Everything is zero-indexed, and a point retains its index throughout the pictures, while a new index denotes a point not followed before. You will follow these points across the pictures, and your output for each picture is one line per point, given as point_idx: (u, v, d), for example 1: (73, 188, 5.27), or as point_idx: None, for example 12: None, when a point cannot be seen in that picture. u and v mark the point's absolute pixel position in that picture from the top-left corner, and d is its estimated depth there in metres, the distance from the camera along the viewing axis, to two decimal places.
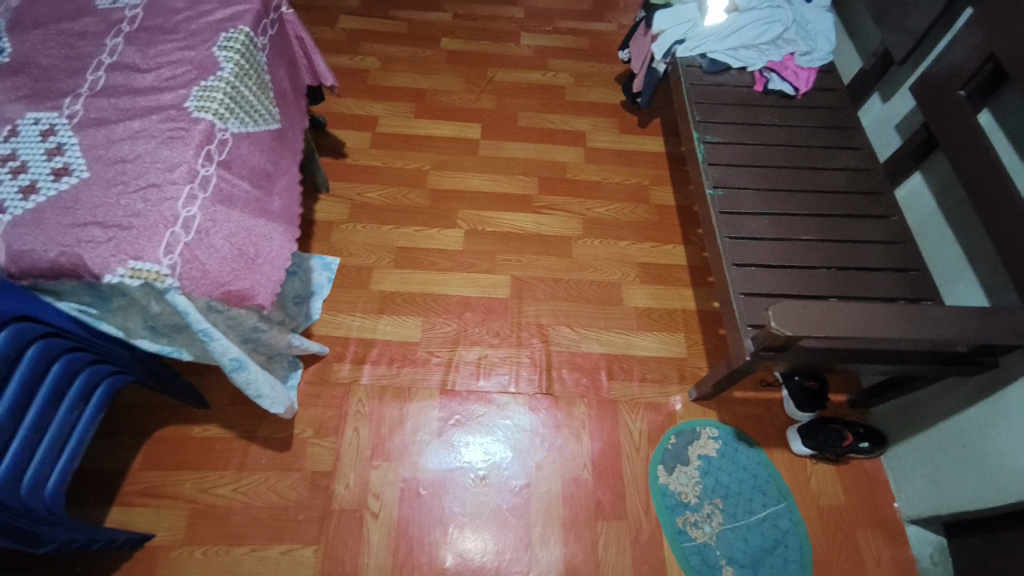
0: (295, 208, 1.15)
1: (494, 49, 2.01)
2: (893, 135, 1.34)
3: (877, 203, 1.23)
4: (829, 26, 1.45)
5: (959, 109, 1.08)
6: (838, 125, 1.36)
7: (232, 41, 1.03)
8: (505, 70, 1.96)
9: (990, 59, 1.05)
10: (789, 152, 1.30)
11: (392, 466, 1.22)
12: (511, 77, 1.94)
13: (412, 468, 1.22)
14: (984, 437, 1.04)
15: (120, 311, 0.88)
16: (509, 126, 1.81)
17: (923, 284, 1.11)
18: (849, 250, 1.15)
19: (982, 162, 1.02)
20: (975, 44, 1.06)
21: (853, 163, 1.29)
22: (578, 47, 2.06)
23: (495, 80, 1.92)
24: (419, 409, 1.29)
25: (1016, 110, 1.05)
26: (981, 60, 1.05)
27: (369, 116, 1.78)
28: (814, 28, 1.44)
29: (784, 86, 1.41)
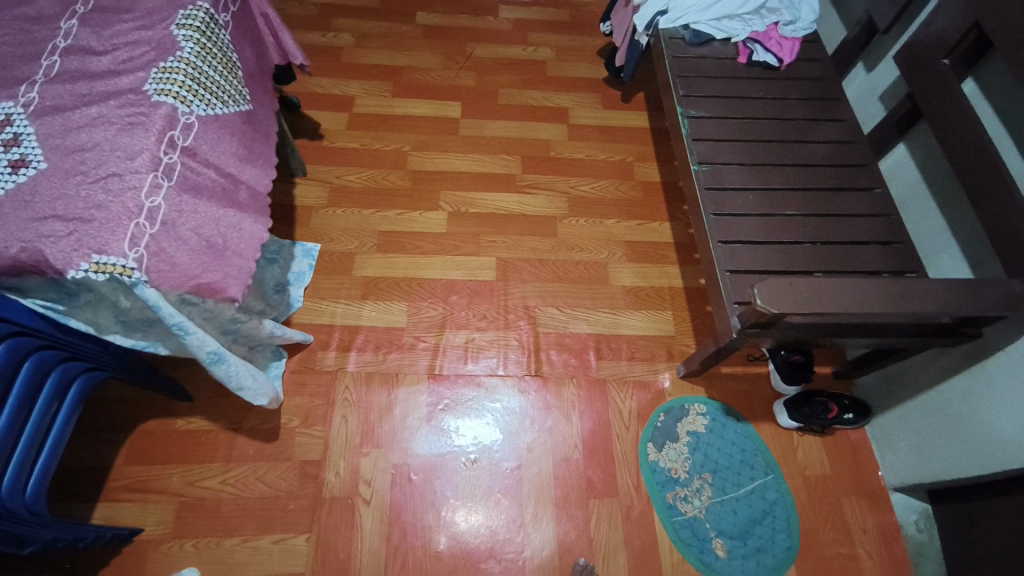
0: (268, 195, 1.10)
1: (473, 24, 1.95)
2: (877, 106, 1.33)
3: (861, 174, 1.22)
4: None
5: (942, 80, 1.07)
6: (822, 96, 1.34)
7: (190, 20, 0.98)
8: (485, 45, 1.90)
9: (975, 28, 1.03)
10: (774, 124, 1.28)
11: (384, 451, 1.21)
12: (492, 53, 1.88)
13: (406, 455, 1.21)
14: (967, 405, 1.05)
15: (90, 307, 0.85)
16: (490, 103, 1.76)
17: (906, 256, 1.12)
18: (834, 223, 1.15)
19: (967, 131, 1.02)
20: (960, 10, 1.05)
21: (838, 135, 1.28)
22: (559, 20, 2.00)
23: (474, 56, 1.87)
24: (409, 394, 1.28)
25: (1000, 77, 1.04)
26: (965, 28, 1.04)
27: (346, 96, 1.72)
28: None
29: (768, 57, 1.37)
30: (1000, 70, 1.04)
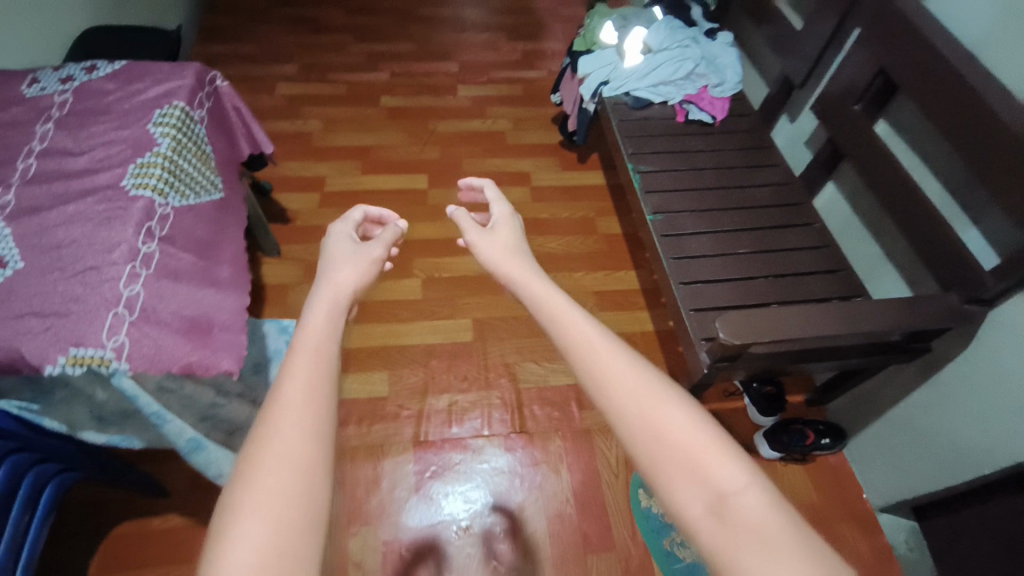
0: (245, 272, 1.13)
1: (434, 103, 2.09)
2: (804, 151, 1.48)
3: (800, 212, 1.33)
4: (737, 60, 1.59)
5: (856, 123, 1.21)
6: (755, 146, 1.48)
7: (167, 117, 1.03)
8: (446, 121, 2.03)
9: (879, 76, 1.17)
10: (716, 173, 1.40)
11: (325, 264, 0.74)
12: (453, 127, 2.01)
13: (359, 272, 0.72)
14: (931, 418, 1.10)
15: (64, 404, 0.82)
16: (455, 173, 1.86)
17: (851, 282, 1.20)
18: (782, 257, 1.24)
19: (885, 167, 1.14)
20: (862, 63, 1.18)
21: (775, 178, 1.40)
22: (513, 94, 2.17)
23: (437, 132, 1.99)
24: (365, 212, 0.87)
25: (906, 115, 1.16)
26: (872, 75, 1.17)
27: (316, 176, 1.79)
28: (721, 63, 1.57)
29: (703, 115, 1.52)
30: (904, 108, 1.16)
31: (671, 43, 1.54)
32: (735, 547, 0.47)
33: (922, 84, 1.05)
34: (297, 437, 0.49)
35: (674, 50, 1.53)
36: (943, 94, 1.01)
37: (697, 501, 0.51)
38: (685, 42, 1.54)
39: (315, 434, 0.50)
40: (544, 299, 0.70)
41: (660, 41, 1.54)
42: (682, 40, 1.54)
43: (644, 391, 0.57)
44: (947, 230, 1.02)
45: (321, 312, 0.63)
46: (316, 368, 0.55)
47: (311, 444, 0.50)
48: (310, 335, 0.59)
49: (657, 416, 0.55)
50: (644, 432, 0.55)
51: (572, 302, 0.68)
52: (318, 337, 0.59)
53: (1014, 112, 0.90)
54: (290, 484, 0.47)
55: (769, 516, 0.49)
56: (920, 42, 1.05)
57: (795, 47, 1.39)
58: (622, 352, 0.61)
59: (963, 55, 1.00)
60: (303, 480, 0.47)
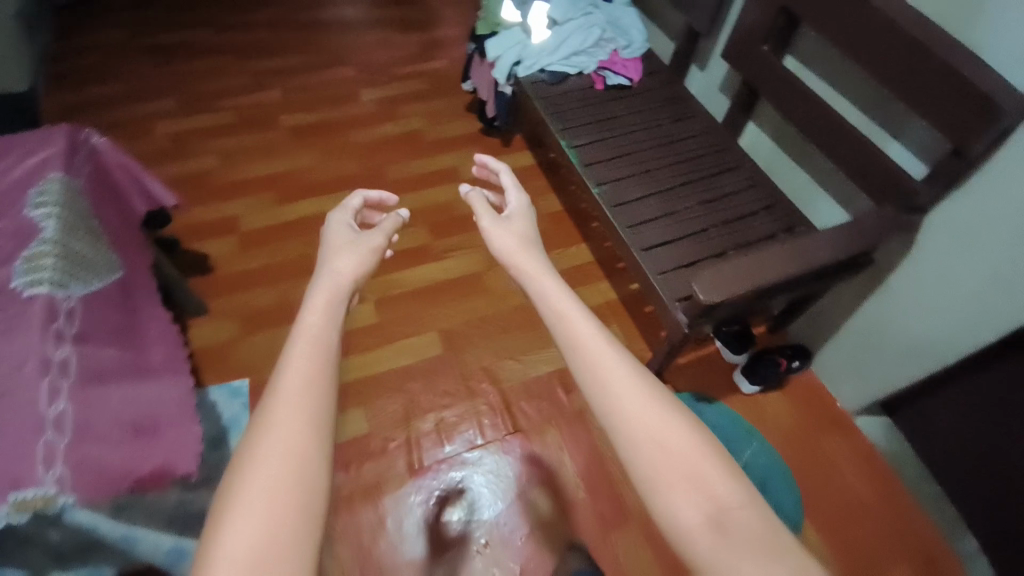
0: (179, 350, 1.01)
1: (339, 113, 1.96)
2: (721, 97, 1.52)
3: (730, 156, 1.37)
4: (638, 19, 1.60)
5: (766, 63, 1.24)
6: (674, 100, 1.50)
7: (44, 194, 0.89)
8: (357, 130, 1.92)
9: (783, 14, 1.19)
10: (646, 134, 1.41)
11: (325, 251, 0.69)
12: (365, 136, 1.90)
13: (360, 262, 0.68)
14: (884, 321, 1.18)
15: (18, 553, 0.69)
16: (381, 184, 1.76)
17: (791, 214, 1.26)
18: (725, 204, 1.27)
19: (801, 100, 1.19)
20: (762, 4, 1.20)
21: (699, 128, 1.43)
22: (420, 89, 2.07)
23: (350, 143, 1.87)
24: (364, 198, 0.79)
25: (812, 45, 1.21)
26: (775, 14, 1.19)
27: (229, 217, 1.64)
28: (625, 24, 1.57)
29: (620, 79, 1.52)
30: (811, 38, 1.21)
31: (573, 12, 1.52)
32: (732, 561, 0.47)
33: (824, 15, 1.09)
34: (292, 447, 0.46)
35: (577, 19, 1.51)
36: (848, 20, 1.05)
37: (697, 513, 0.50)
38: (586, 9, 1.53)
39: (309, 440, 0.47)
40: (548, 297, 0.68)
41: (562, 11, 1.51)
42: (583, 7, 1.53)
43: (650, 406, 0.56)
44: (871, 147, 1.08)
45: (322, 304, 0.60)
46: (317, 361, 0.52)
47: (307, 456, 0.46)
48: (313, 324, 0.57)
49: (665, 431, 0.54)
50: (646, 441, 0.54)
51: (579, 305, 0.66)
52: (317, 327, 0.56)
53: (915, 25, 0.96)
54: (286, 490, 0.44)
55: (767, 533, 0.49)
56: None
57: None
58: (626, 359, 0.59)
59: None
60: (296, 479, 0.45)
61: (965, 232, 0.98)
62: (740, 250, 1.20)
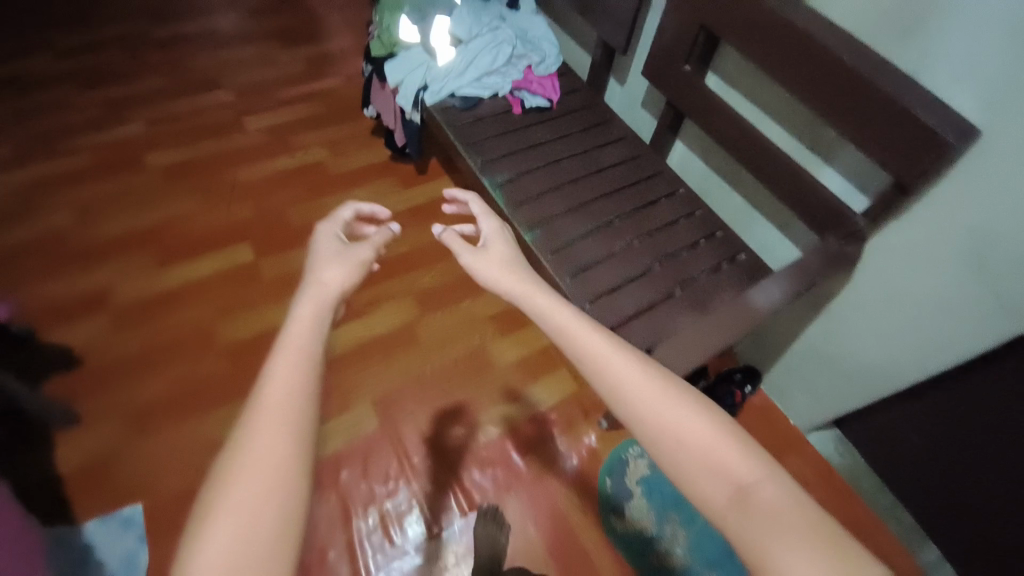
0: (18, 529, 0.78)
1: (222, 147, 1.70)
2: (644, 114, 1.46)
3: (661, 182, 1.31)
4: (547, 33, 1.49)
5: (691, 84, 1.17)
6: (597, 121, 1.41)
7: None
8: (246, 168, 1.67)
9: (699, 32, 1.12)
10: (574, 162, 1.31)
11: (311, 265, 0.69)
12: (257, 173, 1.66)
13: (345, 271, 0.68)
14: (831, 345, 1.18)
15: None
16: (283, 231, 1.55)
17: (731, 241, 1.22)
18: (665, 237, 1.21)
19: (731, 124, 1.14)
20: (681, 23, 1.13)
21: (626, 153, 1.35)
22: (316, 113, 1.85)
23: (239, 183, 1.63)
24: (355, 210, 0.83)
25: (735, 64, 1.15)
26: (695, 32, 1.11)
27: (92, 290, 1.35)
28: (535, 36, 1.47)
29: (539, 100, 1.41)
30: (732, 56, 1.15)
31: (480, 27, 1.37)
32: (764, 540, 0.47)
33: (752, 33, 1.01)
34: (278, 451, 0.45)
35: (486, 35, 1.36)
36: (772, 42, 0.99)
37: (722, 496, 0.51)
38: (493, 25, 1.39)
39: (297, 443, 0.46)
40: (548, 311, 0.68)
41: (468, 27, 1.36)
42: (490, 23, 1.38)
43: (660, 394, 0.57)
44: (806, 174, 1.04)
45: (307, 317, 0.58)
46: (297, 372, 0.51)
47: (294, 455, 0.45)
48: (296, 333, 0.55)
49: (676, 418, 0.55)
50: (663, 436, 0.55)
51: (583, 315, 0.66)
52: (303, 339, 0.54)
53: (846, 48, 0.92)
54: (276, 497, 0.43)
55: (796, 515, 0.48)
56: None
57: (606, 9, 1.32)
58: (634, 355, 0.61)
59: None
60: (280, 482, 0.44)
61: (905, 260, 0.98)
62: (687, 288, 1.14)
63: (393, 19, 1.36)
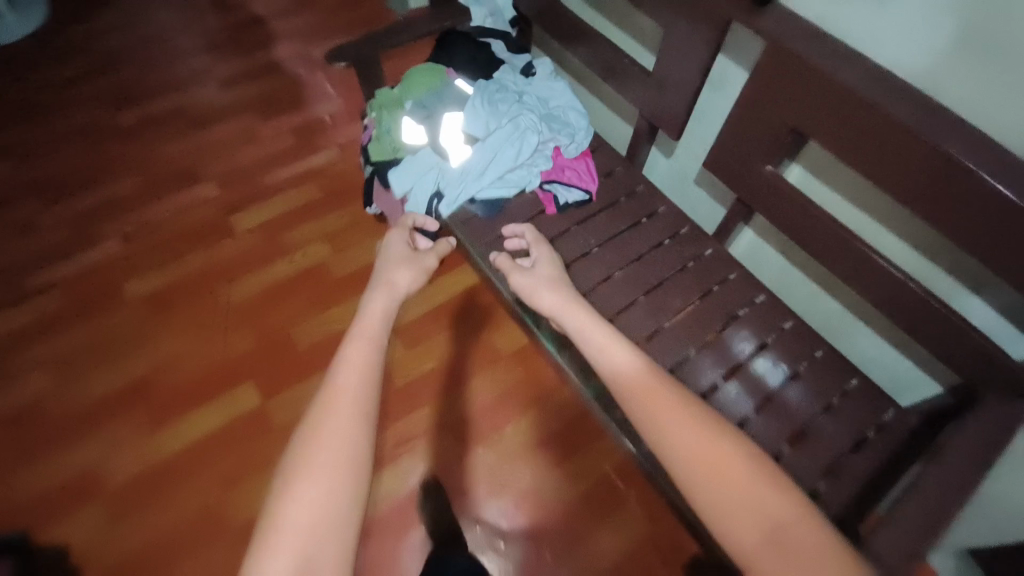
0: None
1: (211, 259, 1.51)
2: (697, 191, 1.24)
3: (737, 289, 1.09)
4: (570, 106, 1.27)
5: (774, 188, 0.97)
6: (646, 213, 1.19)
7: None
8: (240, 280, 1.48)
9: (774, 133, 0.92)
10: (632, 279, 1.10)
11: (385, 265, 0.91)
12: (253, 285, 1.47)
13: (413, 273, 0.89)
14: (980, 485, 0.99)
15: None
16: (292, 358, 1.37)
17: (838, 364, 1.01)
18: (754, 373, 1.00)
19: (827, 233, 0.94)
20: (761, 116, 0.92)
21: (687, 253, 1.13)
22: (312, 198, 1.64)
23: (234, 303, 1.44)
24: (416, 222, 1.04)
25: (830, 165, 0.95)
26: (783, 134, 0.91)
27: (84, 471, 1.21)
28: (556, 106, 1.27)
29: (575, 193, 1.18)
30: (817, 152, 0.95)
31: (492, 118, 1.15)
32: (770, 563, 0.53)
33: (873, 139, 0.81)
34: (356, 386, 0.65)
35: (501, 125, 1.13)
36: (894, 152, 0.80)
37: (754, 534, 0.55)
38: (509, 109, 1.16)
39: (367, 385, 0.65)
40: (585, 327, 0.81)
41: (479, 120, 1.14)
42: (505, 108, 1.16)
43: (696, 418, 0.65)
44: (932, 299, 0.87)
45: (379, 308, 0.78)
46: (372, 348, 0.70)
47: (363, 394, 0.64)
48: (372, 314, 0.76)
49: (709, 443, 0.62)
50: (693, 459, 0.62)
51: (617, 332, 0.77)
52: (375, 320, 0.75)
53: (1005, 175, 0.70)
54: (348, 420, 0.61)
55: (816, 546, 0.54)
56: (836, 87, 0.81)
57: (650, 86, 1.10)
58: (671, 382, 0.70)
59: (902, 97, 0.79)
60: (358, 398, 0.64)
61: None
62: (797, 445, 0.94)
63: (393, 120, 1.16)
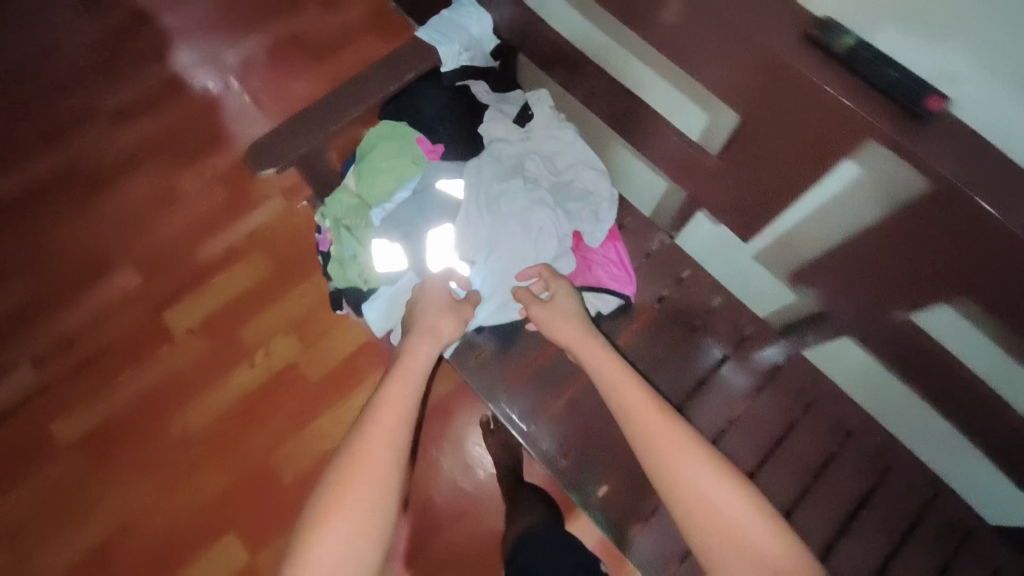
0: None
1: (150, 375, 1.23)
2: (750, 262, 0.96)
3: (826, 421, 0.90)
4: (586, 168, 0.97)
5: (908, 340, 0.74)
6: (701, 319, 0.95)
7: None
8: (193, 399, 1.20)
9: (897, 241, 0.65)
10: (696, 417, 0.90)
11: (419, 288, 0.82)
12: (210, 405, 1.19)
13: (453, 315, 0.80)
14: None
15: None
16: (277, 497, 1.13)
17: (951, 509, 0.86)
18: (859, 533, 0.84)
19: (941, 372, 0.75)
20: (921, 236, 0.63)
21: (759, 373, 0.92)
22: (263, 275, 1.33)
23: (189, 431, 1.17)
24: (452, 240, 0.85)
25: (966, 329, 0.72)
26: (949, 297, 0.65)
27: None
28: (568, 164, 0.97)
29: (611, 299, 0.92)
30: (952, 317, 0.72)
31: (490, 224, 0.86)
32: None
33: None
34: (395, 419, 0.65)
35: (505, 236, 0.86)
36: None
37: None
38: (512, 207, 0.87)
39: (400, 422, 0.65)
40: (605, 365, 0.73)
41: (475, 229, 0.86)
42: (506, 208, 0.87)
43: (732, 498, 0.58)
44: None
45: (415, 344, 0.75)
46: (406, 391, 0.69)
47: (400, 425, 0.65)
48: (413, 359, 0.73)
49: (737, 523, 0.56)
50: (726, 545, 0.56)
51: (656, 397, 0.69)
52: (413, 363, 0.73)
53: None
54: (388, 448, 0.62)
55: None
56: (1002, 238, 0.55)
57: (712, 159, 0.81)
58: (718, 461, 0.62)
59: None
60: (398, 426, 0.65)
61: None
62: None
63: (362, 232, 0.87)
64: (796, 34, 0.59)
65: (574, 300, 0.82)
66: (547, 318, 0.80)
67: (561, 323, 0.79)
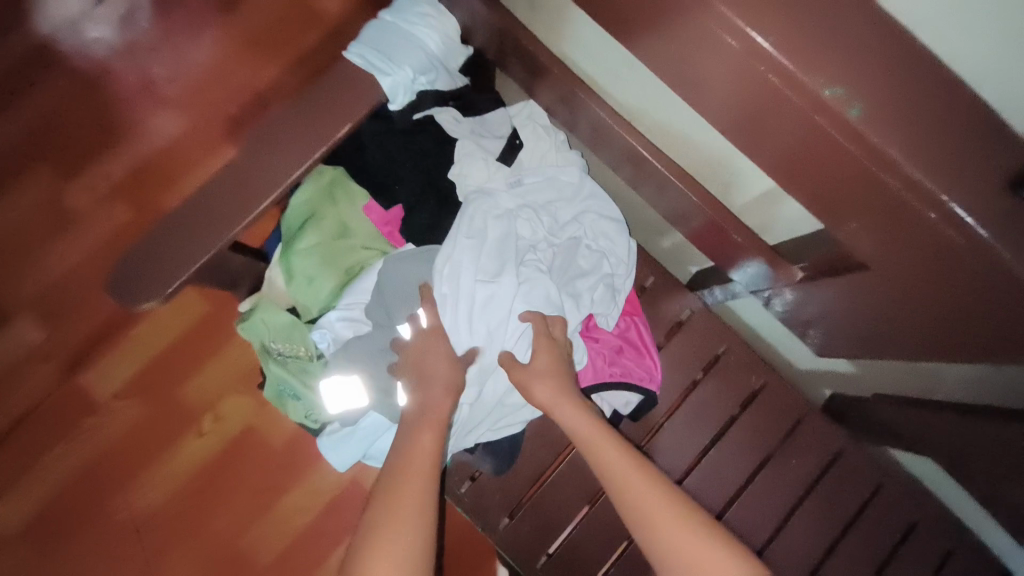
0: None
1: (81, 452, 1.05)
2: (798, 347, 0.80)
3: (880, 518, 0.79)
4: (593, 218, 0.72)
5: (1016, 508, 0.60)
6: (740, 408, 0.79)
7: None
8: (142, 475, 1.06)
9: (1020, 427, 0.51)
10: (735, 524, 0.78)
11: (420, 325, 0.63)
12: (163, 480, 1.06)
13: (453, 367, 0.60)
14: None
15: None
16: (257, 574, 1.05)
17: None
18: None
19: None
20: None
21: (804, 469, 0.79)
22: (198, 319, 1.10)
23: (145, 511, 1.05)
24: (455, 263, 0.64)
25: None
26: None
27: None
28: (569, 214, 0.72)
29: (630, 396, 0.75)
30: None
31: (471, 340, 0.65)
32: None
33: None
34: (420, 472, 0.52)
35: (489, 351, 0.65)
36: None
37: None
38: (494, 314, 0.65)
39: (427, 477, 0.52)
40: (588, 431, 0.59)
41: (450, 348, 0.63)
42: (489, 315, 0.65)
43: None
44: None
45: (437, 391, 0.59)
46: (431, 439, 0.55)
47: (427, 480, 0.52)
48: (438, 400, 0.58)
49: None
50: None
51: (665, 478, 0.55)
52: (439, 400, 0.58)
53: None
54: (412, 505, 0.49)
55: None
56: None
57: (760, 254, 0.62)
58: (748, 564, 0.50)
59: None
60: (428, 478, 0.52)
61: None
62: None
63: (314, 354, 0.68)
64: (937, 181, 0.37)
65: (560, 358, 0.63)
66: (527, 383, 0.62)
67: (545, 384, 0.62)
